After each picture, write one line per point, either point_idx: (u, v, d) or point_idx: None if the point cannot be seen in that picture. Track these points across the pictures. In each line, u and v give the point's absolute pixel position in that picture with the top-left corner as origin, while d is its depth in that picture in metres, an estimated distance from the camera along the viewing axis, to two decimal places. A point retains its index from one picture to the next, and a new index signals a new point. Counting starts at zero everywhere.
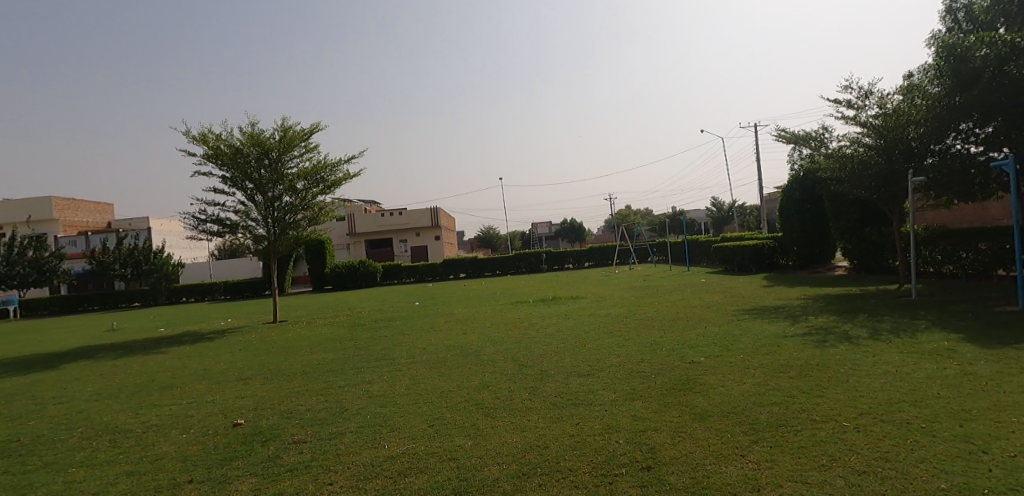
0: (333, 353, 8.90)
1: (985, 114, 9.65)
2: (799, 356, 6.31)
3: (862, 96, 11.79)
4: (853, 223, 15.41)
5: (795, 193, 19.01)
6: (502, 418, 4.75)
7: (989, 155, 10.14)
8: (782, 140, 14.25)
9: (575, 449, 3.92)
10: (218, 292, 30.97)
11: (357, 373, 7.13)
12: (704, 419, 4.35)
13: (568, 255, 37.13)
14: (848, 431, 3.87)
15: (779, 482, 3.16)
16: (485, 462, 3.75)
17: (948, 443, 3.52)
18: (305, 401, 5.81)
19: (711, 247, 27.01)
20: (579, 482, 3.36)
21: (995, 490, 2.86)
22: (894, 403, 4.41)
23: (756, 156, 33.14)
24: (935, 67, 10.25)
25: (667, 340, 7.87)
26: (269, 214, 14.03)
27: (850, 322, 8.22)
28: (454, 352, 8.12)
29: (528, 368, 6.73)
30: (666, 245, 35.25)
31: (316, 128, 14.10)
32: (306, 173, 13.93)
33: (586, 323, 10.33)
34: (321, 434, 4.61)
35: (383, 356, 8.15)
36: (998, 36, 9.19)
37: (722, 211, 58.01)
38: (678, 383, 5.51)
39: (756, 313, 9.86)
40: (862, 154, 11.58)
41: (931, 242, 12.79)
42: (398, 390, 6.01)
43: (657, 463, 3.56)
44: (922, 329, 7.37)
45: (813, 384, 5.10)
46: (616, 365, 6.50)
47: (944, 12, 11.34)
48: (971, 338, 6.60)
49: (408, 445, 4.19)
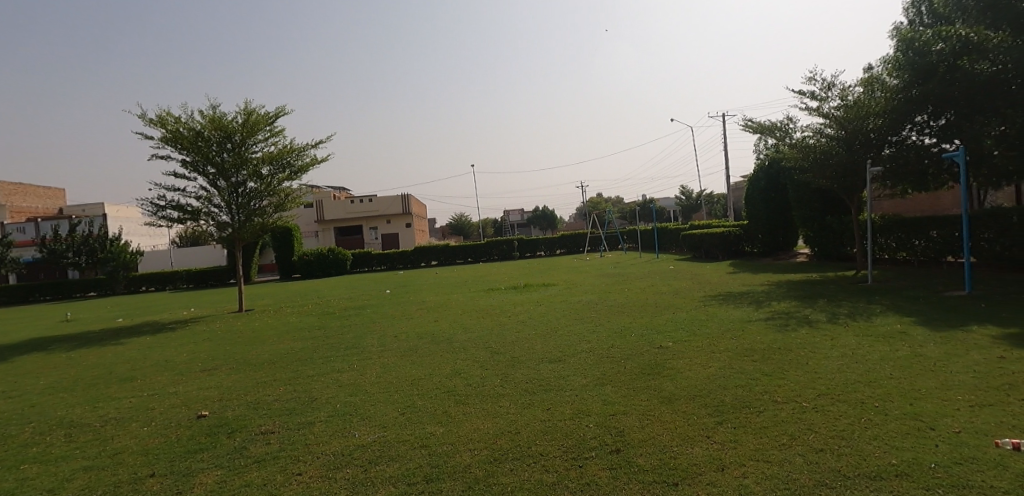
0: (302, 342, 8.73)
1: (938, 107, 10.05)
2: (762, 340, 6.53)
3: (825, 88, 12.13)
4: (815, 211, 15.91)
5: (761, 183, 19.58)
6: (474, 404, 4.78)
7: (942, 147, 10.52)
8: (748, 129, 14.48)
9: (546, 433, 3.97)
10: (179, 280, 29.96)
11: (326, 362, 7.02)
12: (672, 402, 4.46)
13: (539, 243, 37.32)
14: (807, 411, 4.02)
15: (742, 461, 3.28)
16: (457, 449, 3.77)
17: (900, 421, 3.70)
18: (271, 391, 5.70)
19: (680, 235, 27.51)
20: (550, 466, 3.41)
21: (942, 464, 3.03)
22: (850, 384, 4.60)
23: (724, 144, 33.80)
24: (895, 60, 10.64)
25: (637, 326, 8.02)
26: (232, 200, 13.58)
27: (811, 307, 8.51)
28: (427, 340, 8.11)
29: (500, 355, 6.77)
30: (636, 232, 35.83)
31: (285, 112, 13.68)
32: (271, 157, 13.55)
33: (558, 309, 10.42)
34: (289, 424, 4.54)
35: (354, 345, 8.08)
36: (953, 32, 9.59)
37: (690, 199, 59.32)
38: (646, 367, 5.63)
39: (722, 299, 10.12)
40: (824, 144, 11.91)
41: (886, 231, 13.33)
42: (369, 379, 5.95)
43: (625, 445, 3.64)
44: (878, 313, 7.70)
45: (775, 367, 5.27)
46: (586, 351, 6.61)
47: (906, 7, 11.76)
48: (922, 321, 6.93)
49: (379, 434, 4.17)
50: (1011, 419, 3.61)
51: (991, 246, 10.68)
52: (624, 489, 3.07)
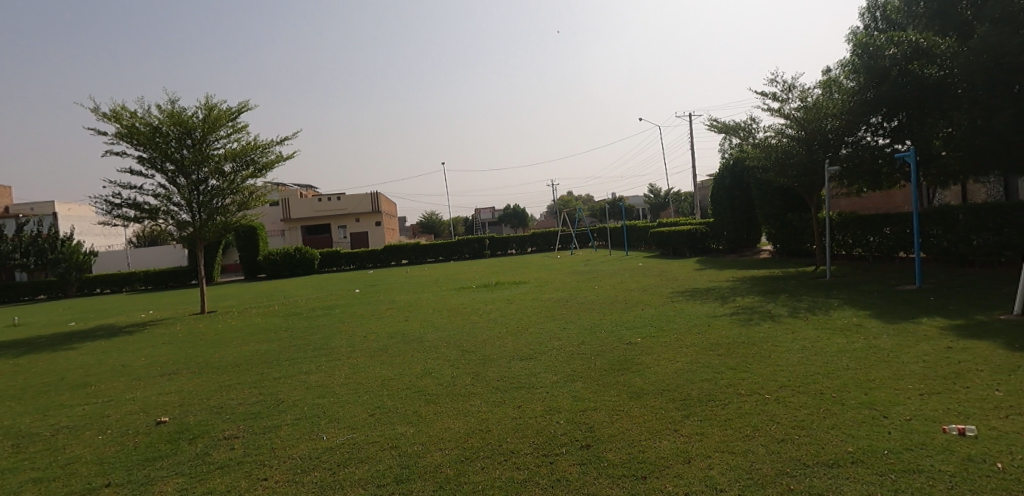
0: (268, 343, 8.53)
1: (891, 109, 10.47)
2: (727, 334, 6.70)
3: (786, 90, 12.51)
4: (777, 209, 16.40)
5: (726, 181, 20.07)
6: (444, 403, 4.76)
7: (895, 147, 10.95)
8: (714, 129, 14.81)
9: (517, 431, 3.99)
10: (137, 282, 28.86)
11: (293, 363, 6.88)
12: (640, 397, 4.53)
13: (511, 241, 37.36)
14: (769, 403, 4.15)
15: (708, 453, 3.36)
16: (428, 449, 3.75)
17: (855, 410, 3.85)
18: (235, 395, 5.55)
19: (649, 232, 27.98)
20: (520, 463, 3.42)
21: (894, 450, 3.17)
22: (810, 375, 4.77)
23: (691, 144, 34.48)
24: (851, 64, 11.05)
25: (607, 322, 8.12)
26: (193, 198, 13.14)
27: (773, 302, 8.77)
28: (397, 339, 8.03)
29: (471, 353, 6.76)
30: (606, 230, 36.25)
31: (248, 108, 13.31)
32: (234, 154, 13.18)
33: (529, 306, 10.46)
34: (254, 429, 4.43)
35: (322, 345, 7.94)
36: (905, 37, 10.02)
37: (659, 197, 60.33)
38: (616, 363, 5.70)
39: (689, 295, 10.33)
40: (785, 144, 12.27)
41: (844, 228, 13.85)
42: (338, 380, 5.85)
43: (595, 441, 3.69)
44: (835, 307, 8.00)
45: (739, 360, 5.42)
46: (557, 348, 6.66)
47: (861, 12, 12.22)
48: (876, 314, 7.23)
49: (348, 436, 4.11)
50: (957, 406, 3.80)
51: (939, 241, 11.20)
52: (594, 484, 3.10)
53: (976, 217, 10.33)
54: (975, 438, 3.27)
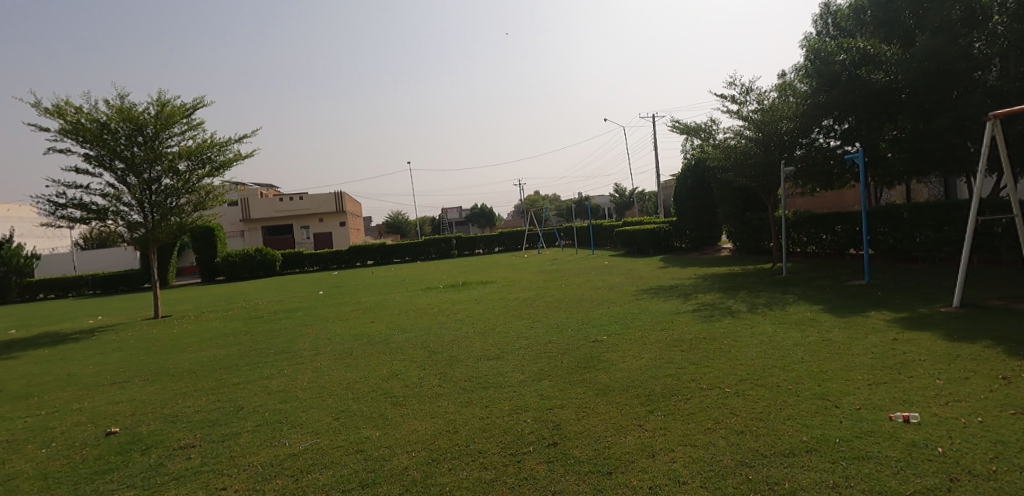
0: (227, 348, 8.25)
1: (842, 112, 10.91)
2: (689, 330, 6.87)
3: (745, 92, 12.88)
4: (737, 208, 16.89)
5: (688, 181, 20.52)
6: (411, 405, 4.71)
7: (845, 149, 11.41)
8: (676, 130, 15.13)
9: (485, 431, 3.98)
10: (84, 286, 27.51)
11: (253, 368, 6.68)
12: (606, 394, 4.60)
13: (478, 241, 37.27)
14: (730, 396, 4.27)
15: (671, 447, 3.44)
16: (394, 452, 3.70)
17: (810, 401, 4.00)
18: (192, 402, 5.36)
19: (615, 231, 28.40)
20: (488, 463, 3.42)
21: (845, 438, 3.32)
22: (767, 368, 4.93)
23: (654, 145, 35.18)
24: (805, 68, 11.47)
25: (573, 321, 8.20)
26: (145, 198, 12.60)
27: (733, 298, 9.03)
28: (362, 341, 7.91)
29: (437, 353, 6.72)
30: (572, 229, 36.59)
31: (204, 104, 12.86)
32: (189, 152, 12.71)
33: (497, 306, 10.46)
34: (212, 437, 4.29)
35: (284, 349, 7.74)
36: (854, 43, 10.46)
37: (623, 197, 61.23)
38: (582, 361, 5.77)
39: (653, 293, 10.53)
40: (743, 145, 12.61)
41: (799, 226, 14.38)
42: (300, 384, 5.72)
43: (562, 438, 3.72)
44: (791, 302, 8.29)
45: (701, 355, 5.56)
46: (524, 347, 6.68)
47: (814, 19, 12.71)
48: (829, 309, 7.53)
49: (311, 441, 4.02)
50: (903, 395, 4.00)
51: (886, 238, 11.76)
52: (560, 482, 3.13)
53: (919, 215, 10.89)
54: (918, 424, 3.45)
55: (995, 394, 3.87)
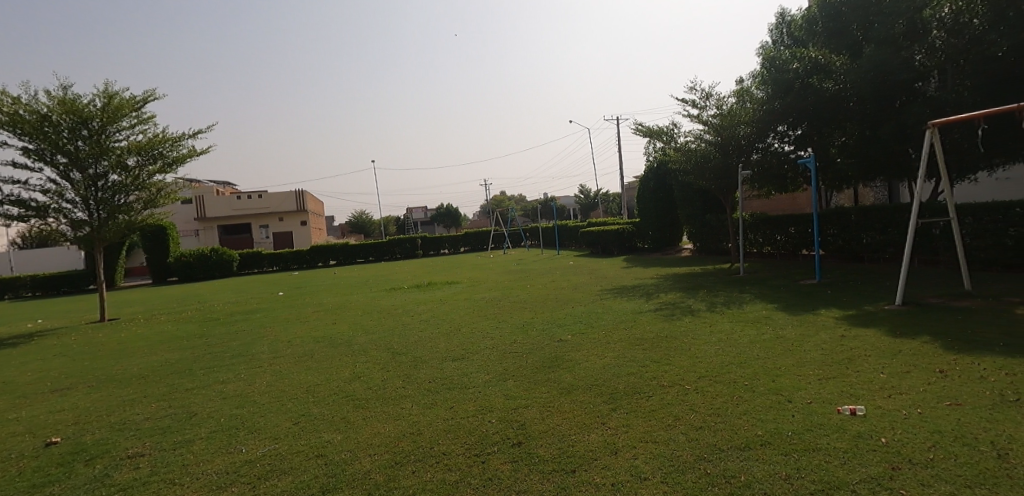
0: (181, 352, 7.94)
1: (795, 119, 11.36)
2: (652, 329, 7.01)
3: (705, 97, 13.25)
4: (697, 210, 17.35)
5: (650, 183, 20.93)
6: (374, 408, 4.64)
7: (798, 154, 11.87)
8: (639, 133, 15.42)
9: (449, 431, 3.97)
10: (22, 288, 25.95)
11: (208, 373, 6.44)
12: (570, 393, 4.65)
13: (443, 241, 37.01)
14: (689, 393, 4.39)
15: (633, 444, 3.50)
16: (357, 455, 3.65)
17: (764, 396, 4.15)
18: (141, 409, 5.13)
19: (580, 231, 28.70)
20: (452, 465, 3.41)
21: (797, 431, 3.46)
22: (725, 365, 5.08)
23: (619, 147, 35.70)
24: (761, 75, 11.88)
25: (539, 321, 8.24)
26: (90, 195, 11.99)
27: (693, 297, 9.27)
28: (324, 343, 7.74)
29: (402, 355, 6.65)
30: (539, 229, 36.79)
31: (155, 97, 12.34)
32: (139, 146, 12.16)
33: (462, 306, 10.42)
34: (163, 445, 4.11)
35: (242, 352, 7.51)
36: (806, 53, 10.90)
37: (589, 198, 61.95)
38: (547, 361, 5.81)
39: (617, 292, 10.70)
40: (703, 149, 13.04)
41: (755, 227, 14.89)
42: (258, 388, 5.56)
43: (527, 438, 3.74)
44: (748, 301, 8.58)
45: (662, 354, 5.69)
46: (489, 347, 6.68)
47: (770, 28, 13.16)
48: (783, 307, 7.82)
49: (269, 446, 3.92)
50: (851, 388, 4.19)
51: (835, 240, 12.30)
52: (524, 481, 3.14)
53: (866, 217, 11.43)
54: (864, 416, 3.62)
55: (933, 386, 4.10)
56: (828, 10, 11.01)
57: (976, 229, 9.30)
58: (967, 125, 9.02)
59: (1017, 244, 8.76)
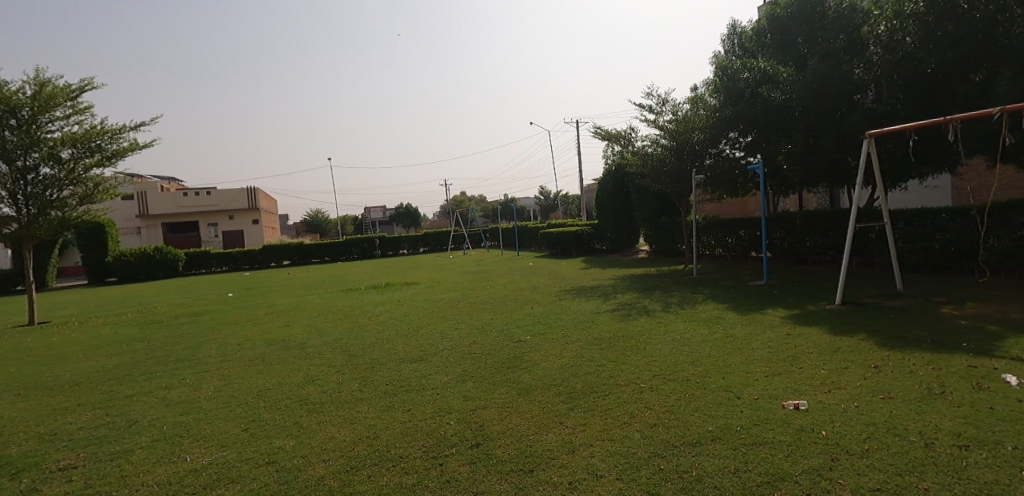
0: (120, 357, 7.52)
1: (745, 126, 11.80)
2: (609, 329, 7.14)
3: (661, 103, 13.59)
4: (653, 212, 17.78)
5: (608, 185, 21.30)
6: (329, 411, 4.54)
7: (748, 160, 12.33)
8: (597, 136, 15.67)
9: (407, 434, 3.92)
10: None
11: (150, 378, 6.13)
12: (529, 393, 4.68)
13: (402, 241, 36.51)
14: (644, 391, 4.49)
15: (590, 442, 3.56)
16: (310, 461, 3.55)
17: (715, 393, 4.30)
18: (74, 418, 4.83)
19: (540, 232, 28.94)
20: (409, 468, 3.37)
21: (745, 426, 3.60)
22: (679, 364, 5.23)
23: (578, 150, 36.22)
24: (714, 84, 12.28)
25: (498, 321, 8.26)
26: (18, 189, 11.21)
27: (649, 298, 9.50)
28: (277, 346, 7.51)
29: (358, 357, 6.53)
30: (499, 230, 36.84)
31: (93, 86, 11.64)
32: (74, 138, 11.46)
33: (421, 307, 10.32)
34: (99, 455, 3.89)
35: (187, 356, 7.19)
36: (756, 63, 11.34)
37: (549, 200, 62.50)
38: (506, 361, 5.83)
39: (575, 293, 10.84)
40: (659, 153, 13.40)
41: (708, 230, 15.38)
42: (205, 394, 5.34)
43: (485, 439, 3.74)
44: (700, 301, 8.86)
45: (619, 353, 5.80)
46: (448, 348, 6.64)
47: (723, 38, 13.63)
48: (733, 307, 8.11)
49: (216, 454, 3.77)
50: (795, 384, 4.39)
51: (782, 242, 12.86)
52: (482, 482, 3.14)
53: (810, 221, 12.00)
54: (806, 411, 3.80)
55: (868, 381, 4.35)
56: (776, 23, 11.50)
57: (908, 233, 9.91)
58: (900, 136, 9.61)
59: (943, 248, 9.39)
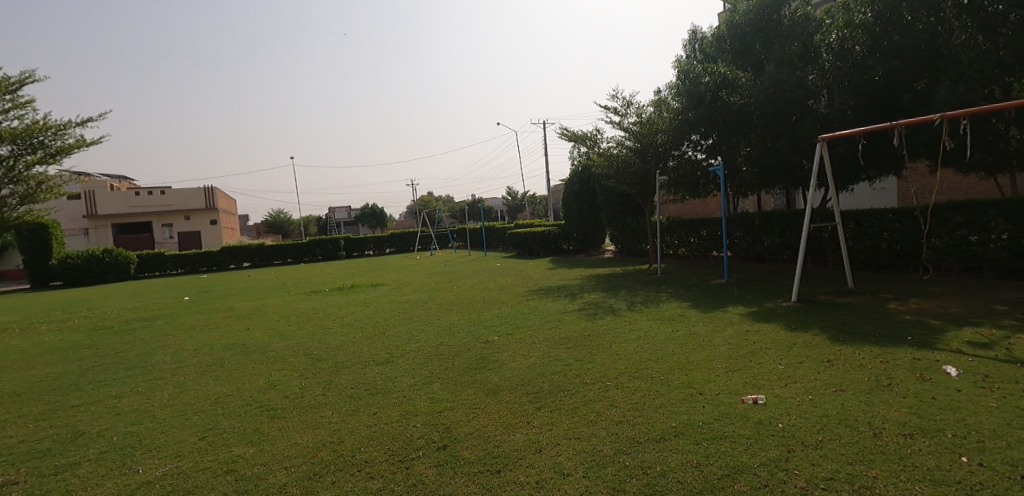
0: (65, 365, 7.15)
1: (707, 129, 12.09)
2: (575, 328, 7.21)
3: (626, 105, 13.79)
4: (619, 213, 18.04)
5: (575, 186, 21.48)
6: (290, 417, 4.42)
7: (709, 162, 12.65)
8: (564, 137, 15.79)
9: (372, 438, 3.86)
10: None
11: (98, 387, 5.84)
12: (496, 394, 4.67)
13: (368, 241, 35.93)
14: (610, 389, 4.55)
15: (557, 441, 3.58)
16: (271, 469, 3.46)
17: (678, 390, 4.39)
18: (14, 431, 4.56)
19: (507, 232, 28.97)
20: (375, 472, 3.32)
21: (707, 421, 3.69)
22: (643, 362, 5.32)
23: (545, 150, 36.43)
24: (676, 87, 12.53)
25: (465, 322, 8.23)
26: None
27: (614, 297, 9.63)
28: (236, 351, 7.27)
29: (322, 360, 6.39)
30: (466, 230, 36.68)
31: (34, 79, 10.99)
32: (14, 134, 10.83)
33: (387, 309, 10.17)
34: (42, 470, 3.69)
35: (139, 363, 6.89)
36: (716, 68, 11.62)
37: (516, 200, 62.61)
38: (473, 362, 5.80)
39: (542, 293, 10.90)
40: (624, 154, 13.60)
41: (672, 230, 15.70)
42: (158, 402, 5.12)
43: (452, 441, 3.72)
44: (664, 300, 9.05)
45: (585, 352, 5.86)
46: (414, 350, 6.57)
47: (684, 43, 13.93)
48: (695, 305, 8.31)
49: (171, 465, 3.63)
50: (753, 380, 4.53)
51: (741, 242, 13.25)
52: (449, 485, 3.12)
53: (767, 222, 12.41)
54: (764, 405, 3.93)
55: (822, 375, 4.52)
56: (734, 30, 11.85)
57: (858, 233, 10.36)
58: (851, 140, 10.03)
59: (890, 247, 9.85)
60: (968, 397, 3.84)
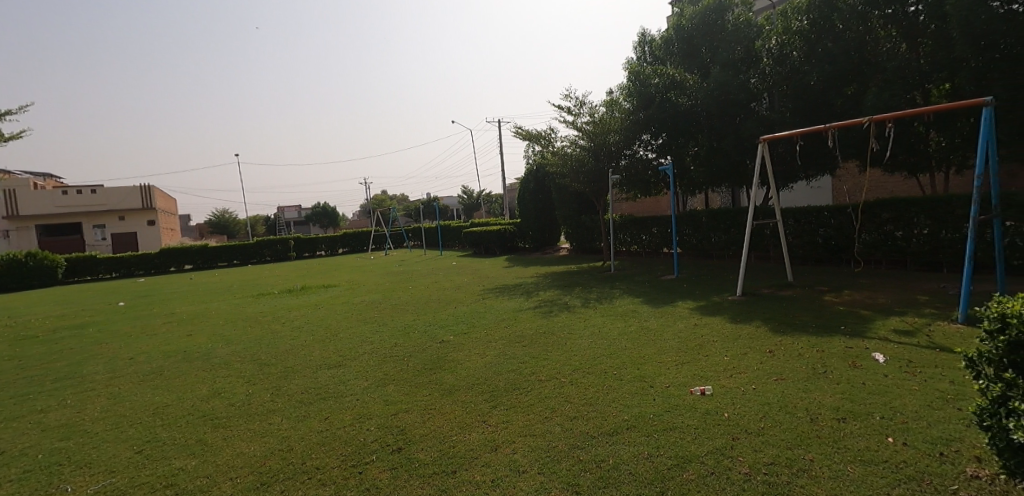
0: None
1: (657, 129, 12.39)
2: (531, 326, 7.27)
3: (579, 105, 13.98)
4: (573, 211, 18.27)
5: (530, 185, 21.61)
6: (236, 426, 4.26)
7: (659, 161, 12.98)
8: (519, 136, 15.87)
9: (323, 444, 3.77)
10: None
11: (21, 401, 5.43)
12: (452, 394, 4.65)
13: (319, 241, 34.94)
14: (564, 386, 4.61)
15: (512, 439, 3.60)
16: (215, 481, 3.32)
17: (630, 384, 4.50)
18: None
19: (463, 231, 28.84)
20: (326, 479, 3.24)
21: (657, 413, 3.80)
22: (597, 357, 5.42)
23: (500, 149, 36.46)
24: (627, 88, 12.78)
25: (420, 323, 8.13)
26: None
27: (569, 295, 9.77)
28: (177, 358, 6.93)
29: (271, 365, 6.18)
30: (421, 230, 36.24)
31: None
32: None
33: (340, 311, 9.94)
34: None
35: (68, 374, 6.45)
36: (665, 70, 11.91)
37: (472, 199, 62.31)
38: (428, 363, 5.75)
39: (498, 291, 10.92)
40: (578, 153, 13.79)
41: (624, 228, 16.06)
42: (90, 415, 4.82)
43: (407, 443, 3.68)
44: (616, 296, 9.25)
45: (540, 349, 5.92)
46: (368, 352, 6.45)
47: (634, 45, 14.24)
48: (646, 301, 8.54)
49: (105, 481, 3.42)
50: (701, 372, 4.70)
51: (690, 238, 13.71)
52: (403, 488, 3.09)
53: (714, 219, 12.88)
54: (711, 395, 4.08)
55: (764, 365, 4.74)
56: (681, 34, 12.23)
57: (797, 229, 10.92)
58: (789, 140, 10.53)
59: (826, 242, 10.42)
60: (893, 382, 4.12)
